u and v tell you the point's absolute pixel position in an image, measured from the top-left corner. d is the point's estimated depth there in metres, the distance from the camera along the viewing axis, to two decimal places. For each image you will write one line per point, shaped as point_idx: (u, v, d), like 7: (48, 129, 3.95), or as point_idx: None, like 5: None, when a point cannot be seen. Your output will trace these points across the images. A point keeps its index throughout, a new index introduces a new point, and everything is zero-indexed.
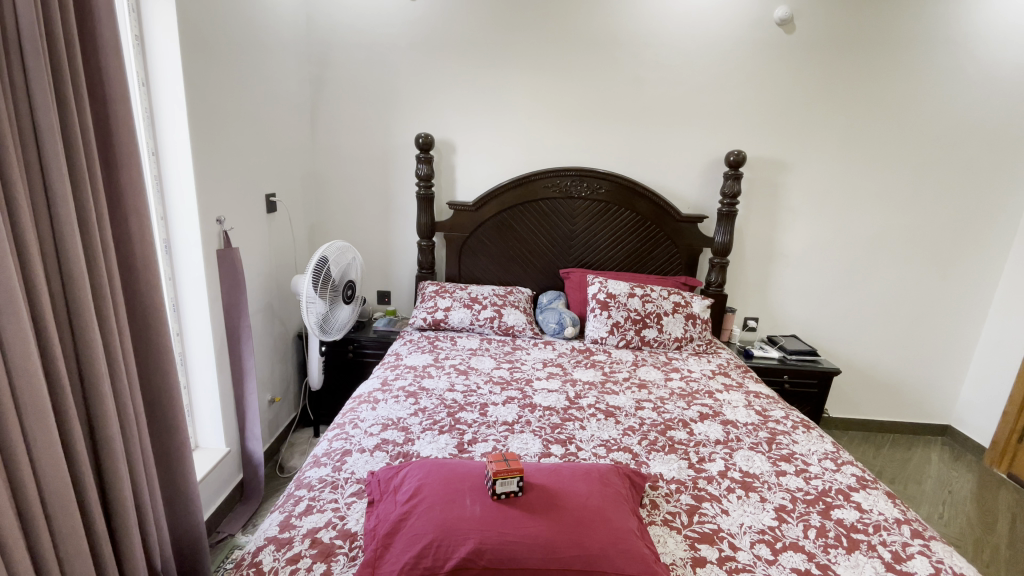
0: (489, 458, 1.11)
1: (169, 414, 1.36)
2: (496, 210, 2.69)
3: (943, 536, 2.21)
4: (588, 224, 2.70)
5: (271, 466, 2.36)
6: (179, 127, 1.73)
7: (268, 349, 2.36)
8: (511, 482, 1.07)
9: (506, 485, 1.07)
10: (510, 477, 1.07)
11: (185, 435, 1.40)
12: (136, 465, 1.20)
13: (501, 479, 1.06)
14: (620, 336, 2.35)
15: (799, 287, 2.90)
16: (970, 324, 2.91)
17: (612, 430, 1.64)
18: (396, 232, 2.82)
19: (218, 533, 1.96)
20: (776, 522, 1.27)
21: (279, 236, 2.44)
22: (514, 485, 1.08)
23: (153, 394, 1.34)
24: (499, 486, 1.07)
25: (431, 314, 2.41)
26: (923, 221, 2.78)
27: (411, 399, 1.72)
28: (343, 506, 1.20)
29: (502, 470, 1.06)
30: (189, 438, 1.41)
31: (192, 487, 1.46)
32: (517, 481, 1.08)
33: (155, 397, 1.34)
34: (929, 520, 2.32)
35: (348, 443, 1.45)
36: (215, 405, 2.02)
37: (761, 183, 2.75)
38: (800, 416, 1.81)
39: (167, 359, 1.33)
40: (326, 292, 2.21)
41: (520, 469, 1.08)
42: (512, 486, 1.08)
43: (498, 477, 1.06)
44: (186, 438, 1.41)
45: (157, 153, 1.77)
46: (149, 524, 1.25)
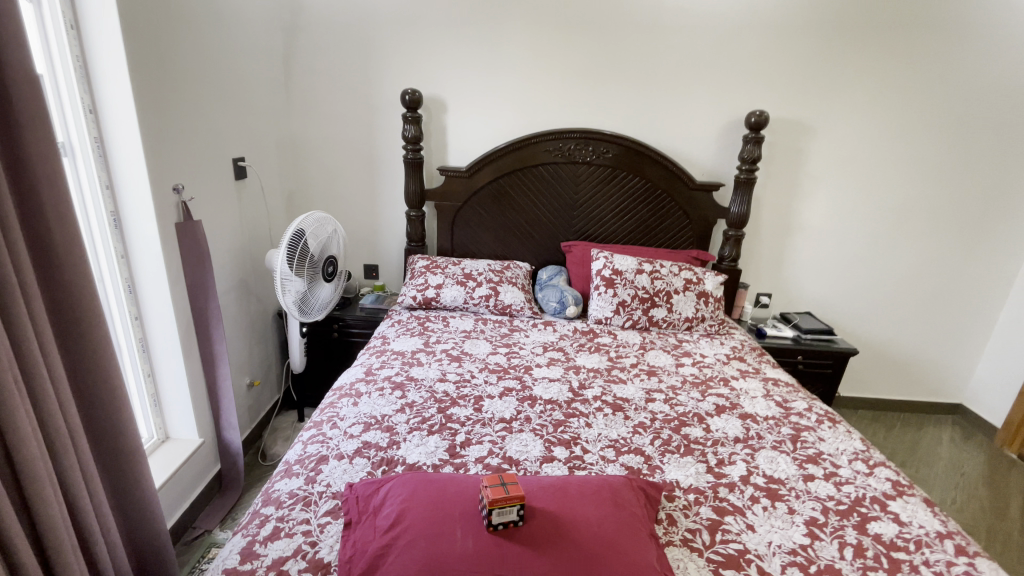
0: (485, 482, 0.95)
1: (115, 419, 1.18)
2: (491, 176, 2.45)
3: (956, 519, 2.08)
4: (593, 192, 2.47)
5: (253, 454, 2.21)
6: (120, 80, 1.48)
7: (243, 330, 2.17)
8: (511, 511, 0.91)
9: (505, 515, 0.91)
10: (511, 506, 0.91)
11: (136, 440, 1.23)
12: (72, 483, 1.03)
13: (500, 509, 0.90)
14: (626, 316, 2.18)
15: (815, 261, 2.71)
16: (992, 299, 2.74)
17: (621, 427, 1.48)
18: (383, 201, 2.59)
19: (193, 529, 1.83)
20: (808, 539, 1.12)
21: (250, 206, 2.21)
22: (515, 514, 0.92)
23: (93, 396, 1.15)
24: (496, 517, 0.91)
25: (421, 293, 2.21)
26: (953, 189, 2.56)
27: (398, 392, 1.55)
28: (315, 529, 1.03)
29: (502, 498, 0.90)
30: (141, 442, 1.24)
31: (151, 494, 1.31)
32: (518, 510, 0.91)
33: (95, 401, 1.16)
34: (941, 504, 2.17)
35: (325, 447, 1.29)
36: (185, 393, 1.85)
37: (782, 147, 2.51)
38: (824, 408, 1.67)
39: (105, 358, 1.13)
40: (303, 269, 2.01)
41: (523, 496, 0.92)
42: (513, 515, 0.92)
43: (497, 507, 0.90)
44: (138, 442, 1.24)
45: (95, 110, 1.52)
46: (94, 544, 1.10)
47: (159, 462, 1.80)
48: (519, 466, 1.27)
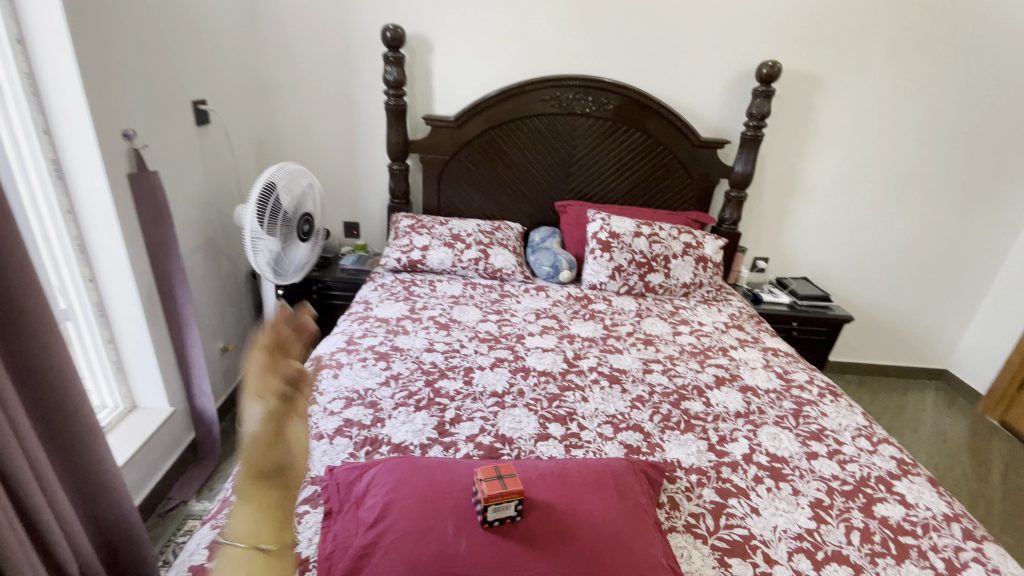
0: (480, 474, 0.86)
1: (63, 397, 1.06)
2: (482, 127, 2.26)
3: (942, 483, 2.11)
4: (591, 147, 2.31)
5: (230, 421, 2.12)
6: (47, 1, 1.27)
7: (212, 292, 2.02)
8: (509, 507, 0.83)
9: (501, 511, 0.83)
10: (509, 501, 0.83)
11: (90, 418, 1.12)
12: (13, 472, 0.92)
13: (495, 506, 0.82)
14: (622, 282, 2.08)
15: (816, 225, 2.62)
16: (987, 267, 2.70)
17: (618, 401, 1.41)
18: (363, 153, 2.39)
19: (168, 500, 1.75)
20: (814, 523, 1.07)
21: (214, 156, 2.00)
22: (513, 510, 0.84)
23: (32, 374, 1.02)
24: (490, 513, 0.83)
25: (406, 254, 2.07)
26: (960, 152, 2.47)
27: (382, 363, 1.44)
28: (291, 520, 0.95)
29: (498, 494, 0.82)
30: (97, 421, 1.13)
31: (112, 473, 1.21)
32: (517, 505, 0.83)
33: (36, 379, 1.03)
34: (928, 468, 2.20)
35: (303, 425, 1.19)
36: (151, 361, 1.72)
37: (791, 102, 2.36)
38: (825, 380, 1.62)
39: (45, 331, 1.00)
40: (275, 227, 1.84)
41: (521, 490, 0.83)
42: (509, 512, 0.84)
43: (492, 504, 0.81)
44: (93, 421, 1.13)
45: (23, 39, 1.31)
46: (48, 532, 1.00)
47: (128, 433, 1.69)
48: (512, 445, 1.20)
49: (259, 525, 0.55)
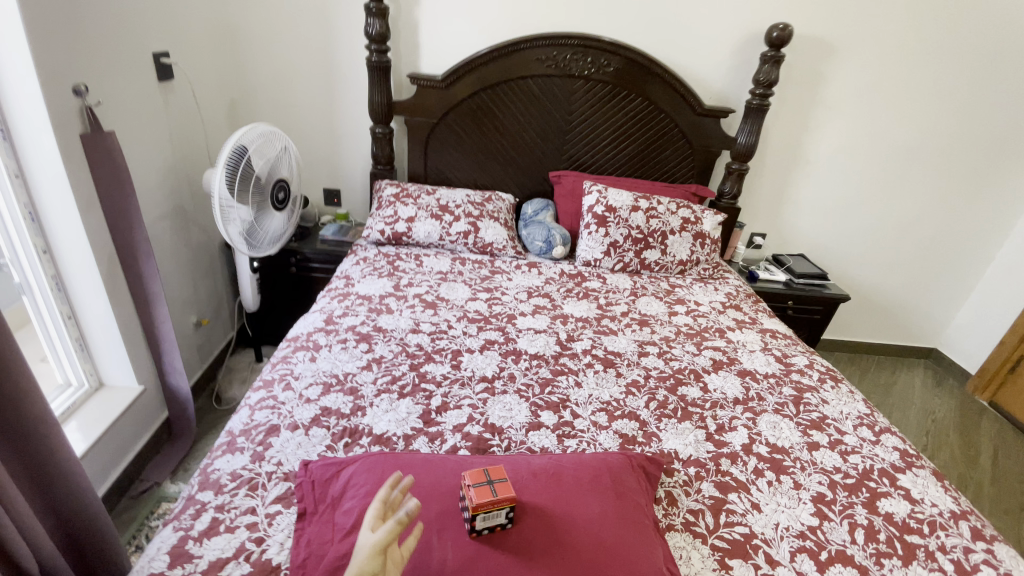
0: (468, 478, 0.80)
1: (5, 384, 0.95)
2: (472, 89, 2.11)
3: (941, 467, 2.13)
4: (588, 112, 2.17)
5: (206, 398, 2.02)
6: None
7: (182, 263, 1.89)
8: (500, 515, 0.77)
9: (491, 520, 0.77)
10: (500, 509, 0.76)
11: (39, 406, 1.02)
12: None
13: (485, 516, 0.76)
14: (618, 258, 1.99)
15: (817, 200, 2.54)
16: (986, 246, 2.66)
17: (613, 386, 1.34)
18: (344, 114, 2.22)
19: (141, 483, 1.67)
20: (817, 521, 1.03)
21: (179, 114, 1.83)
22: (503, 518, 0.78)
23: None
24: (479, 523, 0.77)
25: (390, 226, 1.95)
26: (970, 127, 2.38)
27: (363, 345, 1.35)
28: (262, 522, 0.87)
29: (489, 504, 0.75)
30: (47, 408, 1.03)
31: (69, 463, 1.11)
32: (508, 513, 0.78)
33: None
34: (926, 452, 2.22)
35: (276, 414, 1.10)
36: (116, 338, 1.61)
37: (800, 69, 2.23)
38: (825, 365, 1.57)
39: None
40: (247, 195, 1.70)
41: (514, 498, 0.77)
42: (500, 520, 0.78)
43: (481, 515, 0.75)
44: (44, 408, 1.03)
45: None
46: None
47: (94, 413, 1.59)
48: (502, 435, 1.12)
49: None
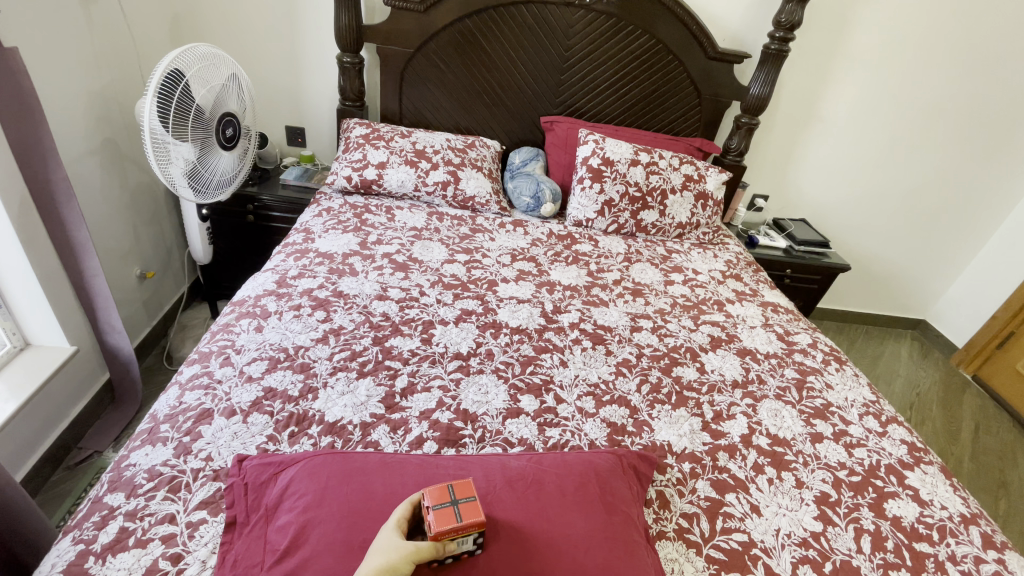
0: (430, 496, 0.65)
1: None
2: (456, 14, 1.83)
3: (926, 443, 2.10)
4: (587, 49, 1.91)
5: (155, 357, 1.85)
6: None
7: (118, 207, 1.66)
8: (467, 542, 0.65)
9: (457, 549, 0.65)
10: (466, 535, 0.64)
11: None
12: None
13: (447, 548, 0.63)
14: (612, 219, 1.81)
15: (826, 161, 2.37)
16: (993, 217, 2.54)
17: (602, 366, 1.20)
18: (307, 39, 1.93)
19: (79, 452, 1.51)
20: (820, 526, 0.93)
21: (104, 28, 1.54)
22: (472, 546, 0.66)
23: None
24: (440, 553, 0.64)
25: (359, 173, 1.72)
26: (999, 87, 2.18)
27: (319, 313, 1.17)
28: (181, 533, 0.72)
29: (453, 531, 0.63)
30: None
31: None
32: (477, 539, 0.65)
33: None
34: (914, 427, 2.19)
35: (210, 396, 0.94)
36: (38, 292, 1.39)
37: (825, 11, 1.99)
38: (828, 344, 1.46)
39: None
40: (186, 130, 1.45)
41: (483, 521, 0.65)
42: (467, 549, 0.66)
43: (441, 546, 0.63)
44: None
45: None
46: None
47: (18, 377, 1.39)
48: (476, 424, 0.98)
49: None
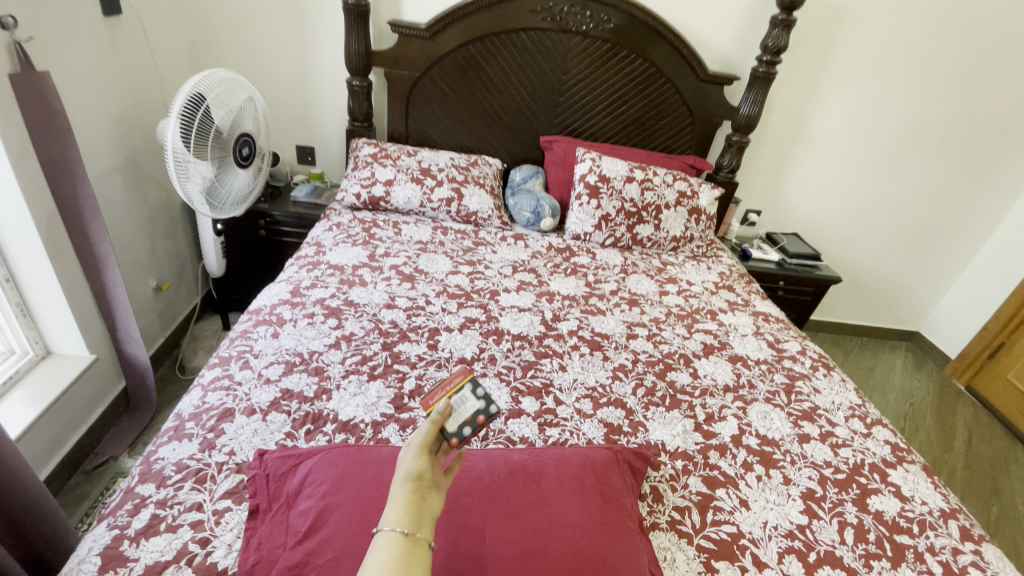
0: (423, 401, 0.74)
1: None
2: (459, 40, 1.94)
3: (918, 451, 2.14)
4: (584, 72, 2.02)
5: (169, 367, 1.91)
6: None
7: (137, 223, 1.74)
8: (469, 401, 0.69)
9: (462, 411, 0.68)
10: (460, 391, 0.71)
11: None
12: None
13: (446, 409, 0.64)
14: (609, 232, 1.89)
15: (816, 177, 2.45)
16: (980, 231, 2.62)
17: (599, 371, 1.27)
18: (318, 64, 2.04)
19: (95, 457, 1.56)
20: (806, 519, 0.98)
21: (129, 55, 1.64)
22: (477, 403, 0.69)
23: None
24: (450, 423, 0.66)
25: (367, 190, 1.81)
26: (978, 106, 2.28)
27: (331, 320, 1.24)
28: (208, 520, 0.78)
29: (444, 391, 0.71)
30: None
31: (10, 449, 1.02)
32: (476, 393, 0.70)
33: None
34: (907, 435, 2.23)
35: (231, 397, 1.00)
36: (61, 303, 1.47)
37: (809, 36, 2.10)
38: (817, 351, 1.53)
39: None
40: (205, 149, 1.54)
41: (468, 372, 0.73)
42: (475, 408, 0.69)
43: (442, 412, 0.63)
44: None
45: None
46: None
47: (40, 384, 1.45)
48: (480, 423, 1.04)
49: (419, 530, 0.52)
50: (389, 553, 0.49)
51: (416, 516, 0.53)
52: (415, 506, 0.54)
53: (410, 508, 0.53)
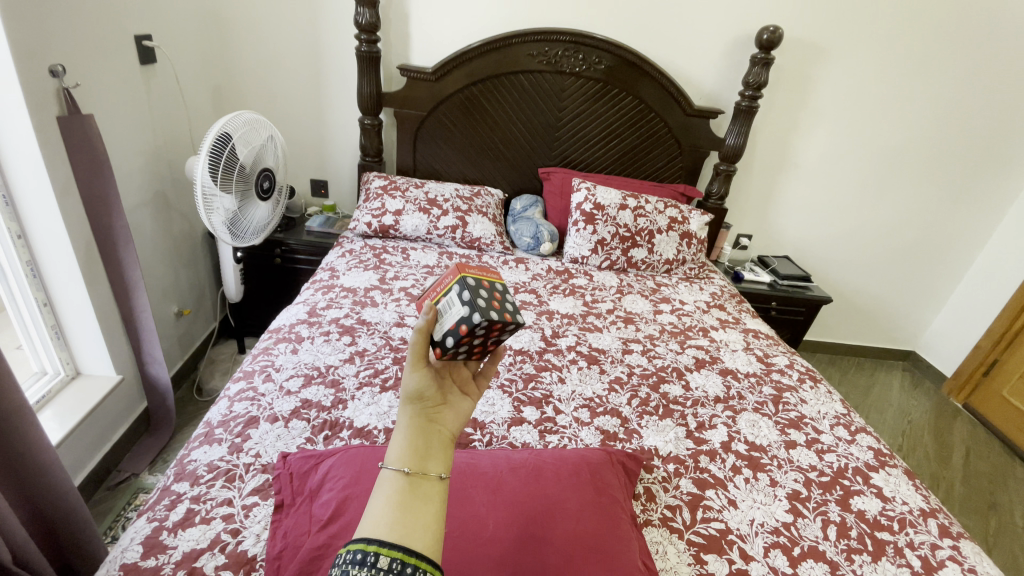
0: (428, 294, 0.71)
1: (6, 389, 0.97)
2: (463, 82, 2.10)
3: (916, 467, 2.18)
4: (579, 109, 2.17)
5: (187, 389, 2.00)
6: None
7: (163, 252, 1.86)
8: (455, 306, 0.63)
9: (448, 318, 0.62)
10: (450, 291, 0.65)
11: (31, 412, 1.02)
12: None
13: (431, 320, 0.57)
14: (605, 256, 2.00)
15: (803, 202, 2.57)
16: (967, 251, 2.71)
17: (596, 383, 1.35)
18: (333, 104, 2.20)
19: (117, 473, 1.63)
20: (790, 517, 1.05)
21: (162, 101, 1.80)
22: (462, 309, 0.62)
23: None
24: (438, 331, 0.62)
25: (377, 219, 1.93)
26: (955, 134, 2.40)
27: (346, 338, 1.34)
28: (238, 513, 0.87)
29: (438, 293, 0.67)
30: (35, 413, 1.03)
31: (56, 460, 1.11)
32: (463, 296, 0.63)
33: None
34: (904, 451, 2.27)
35: (255, 406, 1.09)
36: (93, 326, 1.57)
37: (789, 73, 2.25)
38: (805, 365, 1.60)
39: None
40: (231, 183, 1.67)
41: (457, 273, 0.67)
42: (459, 316, 0.61)
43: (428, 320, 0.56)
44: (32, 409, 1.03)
45: None
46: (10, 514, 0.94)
47: (70, 403, 1.54)
48: (484, 430, 1.12)
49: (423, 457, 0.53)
50: (391, 493, 0.50)
51: (421, 450, 0.53)
52: (418, 439, 0.54)
53: (413, 443, 0.53)
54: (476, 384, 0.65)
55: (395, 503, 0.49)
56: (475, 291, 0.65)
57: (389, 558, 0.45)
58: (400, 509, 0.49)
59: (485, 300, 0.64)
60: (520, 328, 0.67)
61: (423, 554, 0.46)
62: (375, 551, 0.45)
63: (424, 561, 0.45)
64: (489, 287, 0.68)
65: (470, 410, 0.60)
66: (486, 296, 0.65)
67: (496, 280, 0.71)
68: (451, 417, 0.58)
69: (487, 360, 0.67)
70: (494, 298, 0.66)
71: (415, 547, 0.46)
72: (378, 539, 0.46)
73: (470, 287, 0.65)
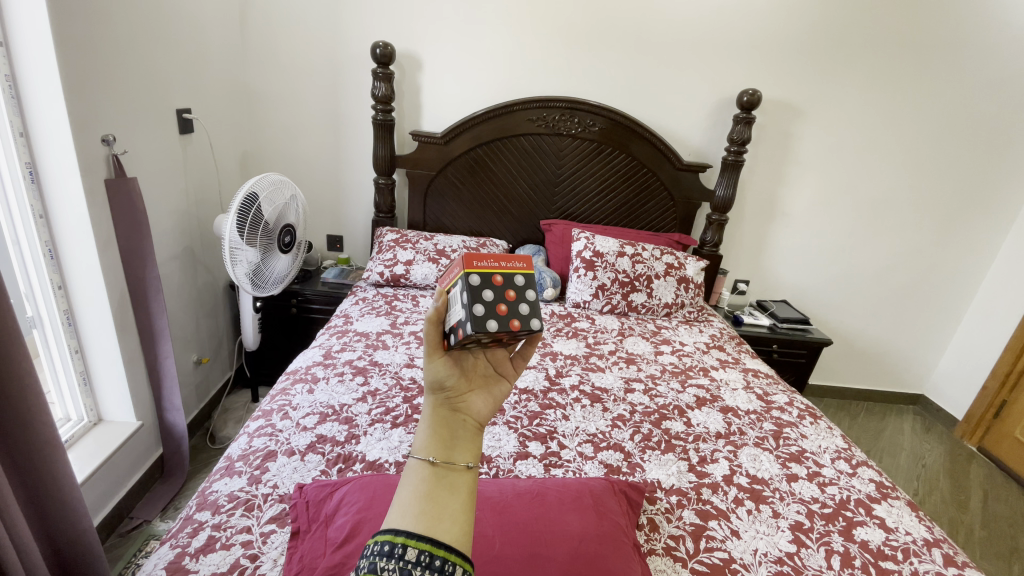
0: (449, 270, 0.72)
1: (47, 434, 1.03)
2: (469, 144, 2.28)
3: (933, 512, 2.13)
4: (577, 166, 2.34)
5: (200, 436, 2.05)
6: (36, 14, 1.27)
7: (188, 302, 1.97)
8: (457, 305, 0.65)
9: (451, 314, 0.64)
10: (454, 285, 0.67)
11: (63, 455, 1.08)
12: (8, 503, 0.90)
13: (433, 314, 0.61)
14: (605, 301, 2.09)
15: (796, 249, 2.67)
16: (963, 293, 2.77)
17: (599, 420, 1.40)
18: (349, 167, 2.39)
19: (131, 520, 1.65)
20: (794, 547, 1.06)
21: (196, 165, 1.97)
22: (462, 312, 0.63)
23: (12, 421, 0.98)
24: (447, 323, 0.64)
25: (389, 269, 2.05)
26: (937, 182, 2.53)
27: (359, 378, 1.41)
28: (256, 540, 0.91)
29: (445, 283, 0.70)
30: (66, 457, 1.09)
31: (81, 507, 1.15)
32: (464, 295, 0.65)
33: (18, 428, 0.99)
34: (919, 495, 2.22)
35: (273, 441, 1.15)
36: (118, 372, 1.65)
37: (773, 130, 2.42)
38: (804, 402, 1.64)
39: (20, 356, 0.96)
40: (256, 238, 1.81)
41: (463, 266, 0.68)
42: (460, 316, 0.63)
43: (432, 313, 0.61)
44: (65, 454, 1.08)
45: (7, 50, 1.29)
46: (35, 557, 0.98)
47: (91, 447, 1.59)
48: (491, 464, 1.17)
49: (444, 444, 0.59)
50: (417, 483, 0.56)
51: (445, 441, 0.59)
52: (441, 430, 0.59)
53: (437, 435, 0.59)
54: (510, 368, 0.71)
55: (422, 493, 0.55)
56: (478, 289, 0.67)
57: (416, 551, 0.49)
58: (425, 501, 0.54)
59: (487, 300, 0.66)
60: (535, 329, 0.69)
61: (451, 546, 0.51)
62: (402, 543, 0.50)
63: (452, 552, 0.50)
64: (500, 283, 0.70)
65: (497, 398, 0.66)
66: (490, 298, 0.66)
67: (512, 271, 0.72)
68: (476, 405, 0.64)
69: (524, 345, 0.71)
70: (502, 297, 0.68)
71: (442, 539, 0.51)
72: (405, 531, 0.51)
73: (472, 284, 0.66)
